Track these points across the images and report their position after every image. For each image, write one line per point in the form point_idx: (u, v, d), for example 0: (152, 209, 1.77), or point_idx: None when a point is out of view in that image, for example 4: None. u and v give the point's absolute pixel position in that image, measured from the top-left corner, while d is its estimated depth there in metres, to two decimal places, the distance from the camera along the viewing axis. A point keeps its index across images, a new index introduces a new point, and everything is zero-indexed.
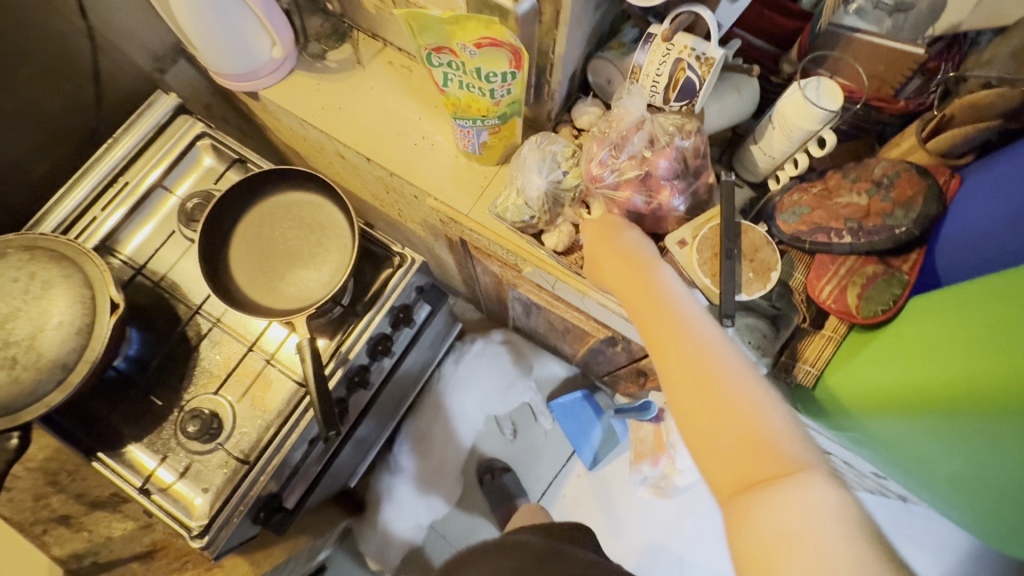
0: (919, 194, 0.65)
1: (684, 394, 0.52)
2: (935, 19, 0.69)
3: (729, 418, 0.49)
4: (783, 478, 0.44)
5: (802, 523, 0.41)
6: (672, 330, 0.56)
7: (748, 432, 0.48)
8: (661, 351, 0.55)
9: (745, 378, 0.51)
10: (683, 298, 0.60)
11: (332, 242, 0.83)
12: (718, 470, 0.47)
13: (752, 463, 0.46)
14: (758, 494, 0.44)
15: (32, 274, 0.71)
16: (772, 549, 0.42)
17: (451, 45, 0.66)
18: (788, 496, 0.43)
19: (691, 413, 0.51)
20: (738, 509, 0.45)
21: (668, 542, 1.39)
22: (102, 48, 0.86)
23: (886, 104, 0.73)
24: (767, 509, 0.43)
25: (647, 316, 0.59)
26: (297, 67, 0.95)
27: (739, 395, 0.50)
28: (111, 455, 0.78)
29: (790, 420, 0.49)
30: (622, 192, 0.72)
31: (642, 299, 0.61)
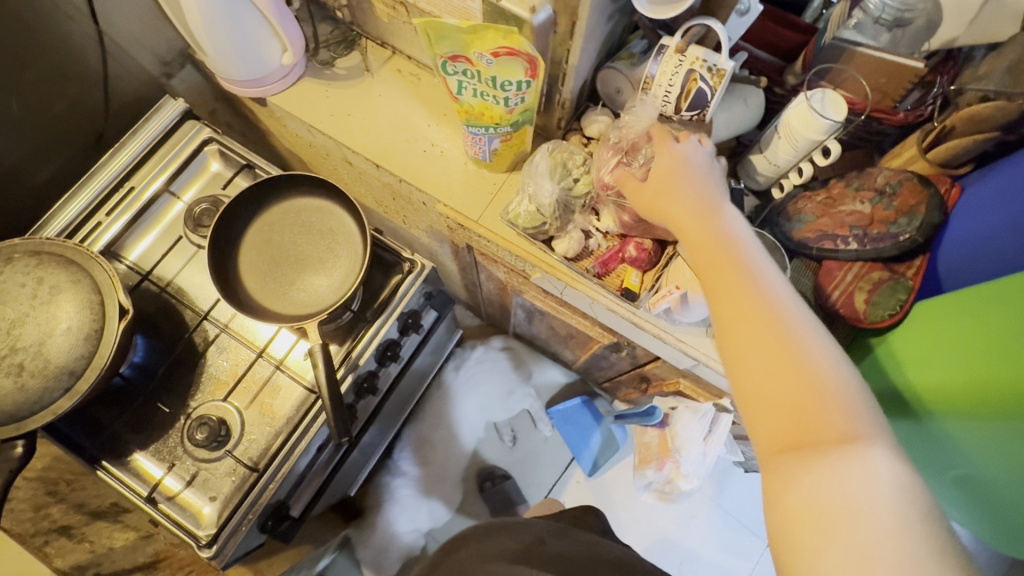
0: (922, 203, 0.67)
1: (741, 343, 0.50)
2: (932, 33, 0.71)
3: (792, 380, 0.46)
4: (835, 443, 0.43)
5: (848, 498, 0.41)
6: (734, 274, 0.53)
7: (809, 397, 0.45)
8: (724, 304, 0.52)
9: (810, 330, 0.49)
10: (748, 241, 0.57)
11: (343, 248, 0.83)
12: (765, 429, 0.46)
13: (806, 429, 0.44)
14: (807, 459, 0.43)
15: (39, 279, 0.70)
16: (817, 516, 0.41)
17: (467, 54, 0.67)
18: (841, 464, 0.42)
19: (745, 363, 0.49)
20: (782, 472, 0.44)
21: (675, 537, 1.40)
22: (111, 52, 0.86)
23: (886, 116, 0.75)
24: (817, 476, 0.42)
25: (708, 257, 0.56)
26: (306, 74, 0.96)
27: (805, 358, 0.47)
28: (116, 463, 0.77)
29: (852, 377, 0.47)
30: None
31: (704, 240, 0.58)
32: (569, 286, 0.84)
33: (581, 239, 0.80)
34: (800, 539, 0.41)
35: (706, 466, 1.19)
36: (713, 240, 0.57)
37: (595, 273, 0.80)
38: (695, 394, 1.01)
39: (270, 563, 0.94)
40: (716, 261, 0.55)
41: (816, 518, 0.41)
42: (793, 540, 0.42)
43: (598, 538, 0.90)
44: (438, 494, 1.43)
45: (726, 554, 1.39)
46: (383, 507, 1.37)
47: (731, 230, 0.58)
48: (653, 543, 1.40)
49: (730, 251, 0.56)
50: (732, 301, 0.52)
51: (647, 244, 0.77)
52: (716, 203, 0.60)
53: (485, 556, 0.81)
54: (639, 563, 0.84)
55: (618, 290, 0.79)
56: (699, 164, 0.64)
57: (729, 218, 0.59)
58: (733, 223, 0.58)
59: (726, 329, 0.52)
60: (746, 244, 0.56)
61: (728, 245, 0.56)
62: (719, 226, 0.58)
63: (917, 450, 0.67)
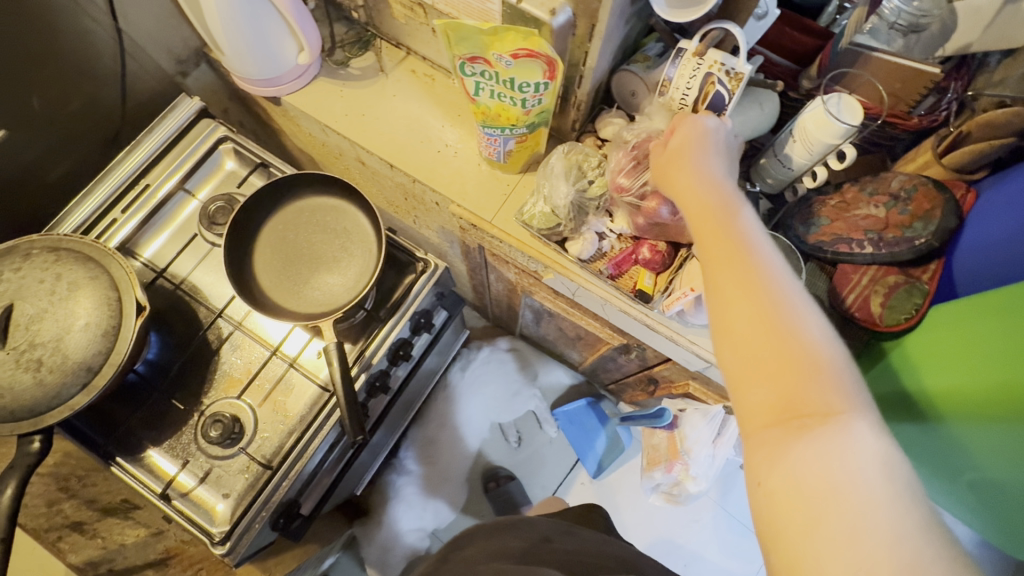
0: (937, 207, 0.67)
1: (731, 314, 0.48)
2: (946, 39, 0.71)
3: (782, 354, 0.44)
4: (821, 421, 0.41)
5: (839, 481, 0.39)
6: (727, 245, 0.51)
7: (800, 372, 0.43)
8: (716, 274, 0.50)
9: (801, 302, 0.47)
10: (747, 214, 0.54)
11: (358, 247, 0.84)
12: (753, 404, 0.44)
13: (795, 406, 0.43)
14: (790, 435, 0.42)
15: (58, 275, 0.70)
16: (806, 499, 0.39)
17: (486, 55, 0.67)
18: (825, 442, 0.40)
19: (734, 336, 0.47)
20: (770, 449, 0.42)
21: (677, 538, 1.41)
22: (129, 51, 0.87)
23: (901, 121, 0.76)
24: (806, 456, 0.40)
25: (704, 225, 0.54)
26: (321, 74, 0.96)
27: (797, 332, 0.45)
28: (131, 460, 0.77)
29: (843, 352, 0.45)
30: (649, 203, 0.73)
31: (702, 210, 0.56)
32: (581, 287, 0.84)
33: (595, 241, 0.81)
34: (778, 518, 0.40)
35: (716, 467, 1.20)
36: (711, 210, 0.55)
37: (608, 274, 0.81)
38: (703, 396, 1.01)
39: (277, 561, 0.93)
40: (711, 231, 0.53)
41: (797, 498, 0.40)
42: (778, 522, 0.40)
43: (602, 534, 0.92)
44: (443, 494, 1.42)
45: (730, 558, 1.39)
46: (388, 505, 1.35)
47: (731, 201, 0.55)
48: (653, 546, 1.40)
49: (727, 220, 0.53)
50: (724, 271, 0.50)
51: (661, 247, 0.78)
52: (718, 176, 0.58)
53: (493, 553, 0.81)
54: (647, 565, 0.84)
55: (632, 292, 0.80)
56: (706, 139, 0.62)
57: (731, 189, 0.57)
58: (732, 195, 0.56)
59: (716, 300, 0.49)
60: (744, 214, 0.54)
61: (725, 214, 0.54)
62: (719, 197, 0.56)
63: (940, 449, 0.69)
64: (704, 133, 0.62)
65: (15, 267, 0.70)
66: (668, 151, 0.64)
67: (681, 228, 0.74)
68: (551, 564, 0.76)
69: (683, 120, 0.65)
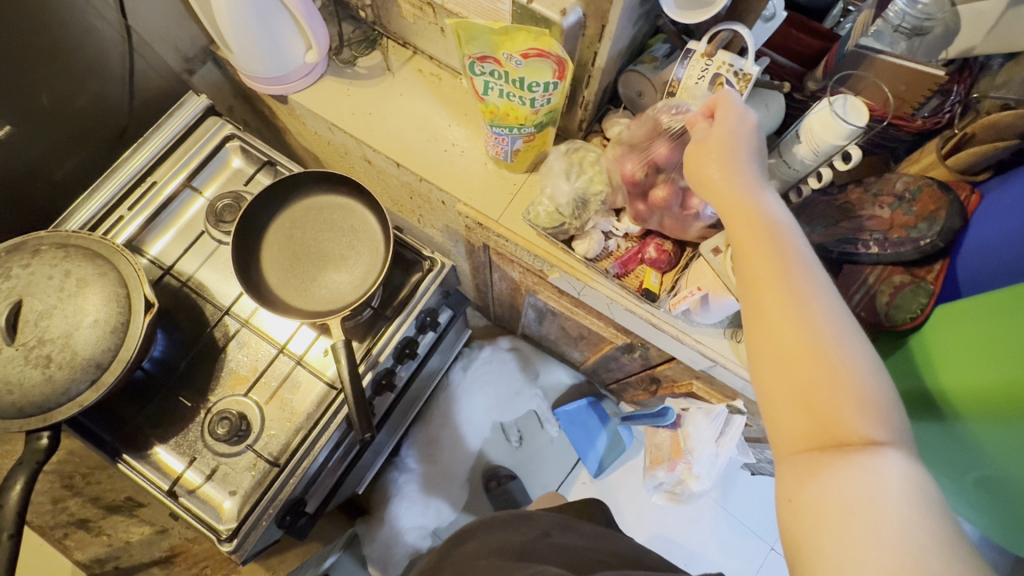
0: (942, 208, 0.68)
1: (769, 336, 0.47)
2: (946, 45, 0.72)
3: (820, 380, 0.44)
4: (855, 448, 0.42)
5: (867, 504, 0.39)
6: (768, 256, 0.50)
7: (837, 400, 0.43)
8: (754, 293, 0.49)
9: (841, 325, 0.46)
10: (786, 220, 0.52)
11: (364, 245, 0.84)
12: (786, 426, 0.45)
13: (830, 433, 0.43)
14: (828, 456, 0.42)
15: (67, 271, 0.70)
16: (831, 519, 0.40)
17: (496, 55, 0.68)
18: (861, 464, 0.41)
19: (771, 358, 0.47)
20: (800, 471, 0.43)
21: (676, 536, 1.41)
22: (136, 48, 0.87)
23: (905, 123, 0.76)
24: (837, 480, 0.41)
25: (744, 232, 0.52)
26: (328, 72, 0.96)
27: (836, 359, 0.45)
28: (137, 457, 0.78)
29: (882, 378, 0.45)
30: (659, 192, 0.73)
31: (741, 212, 0.53)
32: (587, 286, 0.85)
33: (602, 240, 0.81)
34: (809, 534, 0.41)
35: (718, 467, 1.20)
36: (751, 215, 0.52)
37: (614, 273, 0.81)
38: (707, 395, 1.01)
39: (281, 559, 0.93)
40: (754, 241, 0.51)
41: (830, 516, 0.40)
42: (802, 535, 0.41)
43: (604, 528, 0.92)
44: (444, 493, 1.42)
45: (729, 557, 1.39)
46: (390, 502, 1.35)
47: (771, 207, 0.53)
48: (651, 543, 1.40)
49: (768, 228, 0.51)
50: (765, 288, 0.49)
51: (667, 246, 0.79)
52: (755, 174, 0.55)
53: (496, 549, 0.81)
54: (651, 560, 0.84)
55: (638, 290, 0.80)
56: (742, 128, 0.57)
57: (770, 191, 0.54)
58: (770, 198, 0.54)
59: (755, 319, 0.49)
60: (784, 223, 0.52)
61: (766, 222, 0.51)
62: (759, 201, 0.53)
63: (936, 453, 0.68)
64: (741, 119, 0.57)
65: (23, 263, 0.70)
66: (699, 138, 0.59)
67: (685, 227, 0.74)
68: (555, 560, 0.77)
69: (721, 96, 0.60)
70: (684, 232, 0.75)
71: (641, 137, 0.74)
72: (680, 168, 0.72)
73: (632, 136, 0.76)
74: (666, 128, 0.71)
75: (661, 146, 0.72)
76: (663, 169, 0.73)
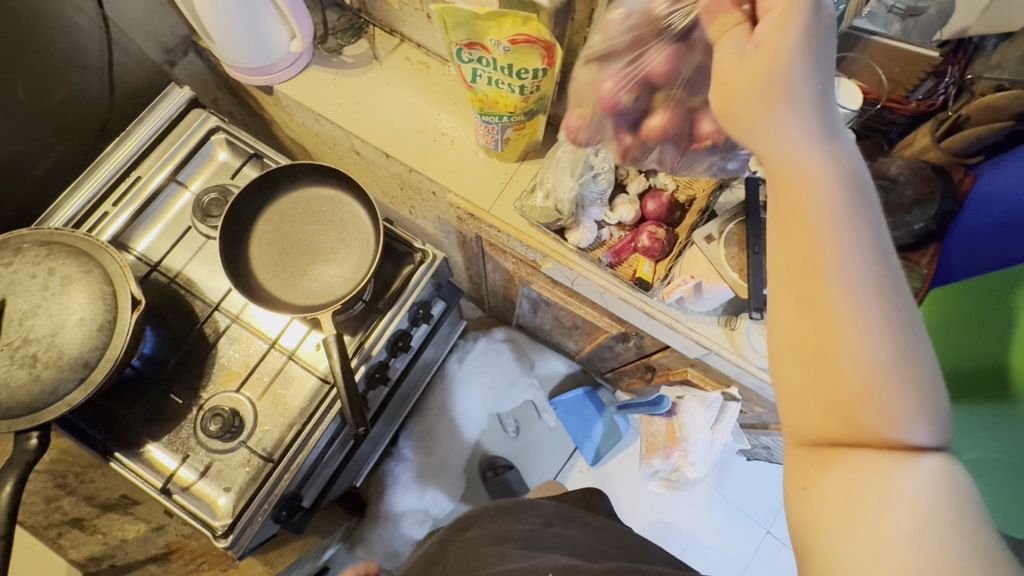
0: (936, 192, 0.67)
1: (800, 319, 0.40)
2: (943, 22, 0.71)
3: (855, 381, 0.38)
4: (881, 448, 0.38)
5: (893, 510, 0.36)
6: (825, 232, 0.40)
7: (873, 402, 0.38)
8: (794, 265, 0.41)
9: (893, 315, 0.39)
10: (842, 177, 0.42)
11: (355, 238, 0.83)
12: (803, 418, 0.41)
13: (856, 433, 0.39)
14: (852, 456, 0.38)
15: (50, 269, 0.69)
16: (851, 517, 0.37)
17: (484, 41, 0.66)
18: (890, 467, 0.37)
19: (800, 344, 0.40)
20: (814, 464, 0.40)
21: (674, 521, 1.42)
22: (115, 39, 0.85)
23: (898, 105, 0.76)
24: (860, 483, 0.37)
25: (798, 196, 0.42)
26: (314, 62, 0.95)
27: (878, 358, 0.38)
28: (130, 455, 0.77)
29: (930, 377, 0.39)
30: (657, 116, 0.65)
31: (793, 168, 0.42)
32: (582, 276, 0.84)
33: (595, 229, 0.81)
34: (818, 524, 0.38)
35: (713, 453, 1.20)
36: (810, 178, 0.42)
37: (608, 262, 0.81)
38: (702, 382, 1.02)
39: (278, 554, 0.93)
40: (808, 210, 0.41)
41: (845, 512, 0.37)
42: (810, 523, 0.39)
43: (601, 517, 0.92)
44: (441, 484, 1.42)
45: (725, 542, 1.41)
46: (386, 493, 1.35)
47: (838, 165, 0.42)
48: (648, 530, 1.41)
49: (829, 193, 0.41)
50: (804, 265, 0.41)
51: (660, 234, 0.78)
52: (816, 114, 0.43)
53: (498, 537, 0.81)
54: (648, 548, 0.85)
55: (631, 280, 0.80)
56: (814, 25, 0.42)
57: (841, 138, 0.43)
58: (834, 150, 0.42)
59: (789, 294, 0.41)
60: (842, 182, 0.41)
61: (828, 186, 0.41)
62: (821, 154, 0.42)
63: None
64: (816, 11, 0.42)
65: (6, 262, 0.69)
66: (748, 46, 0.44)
67: (690, 163, 0.68)
68: (555, 547, 0.77)
69: None
70: (690, 170, 0.70)
71: (624, 49, 0.63)
72: (683, 87, 0.63)
73: (608, 45, 0.64)
74: (665, 27, 0.60)
75: (659, 59, 0.60)
76: (660, 90, 0.64)
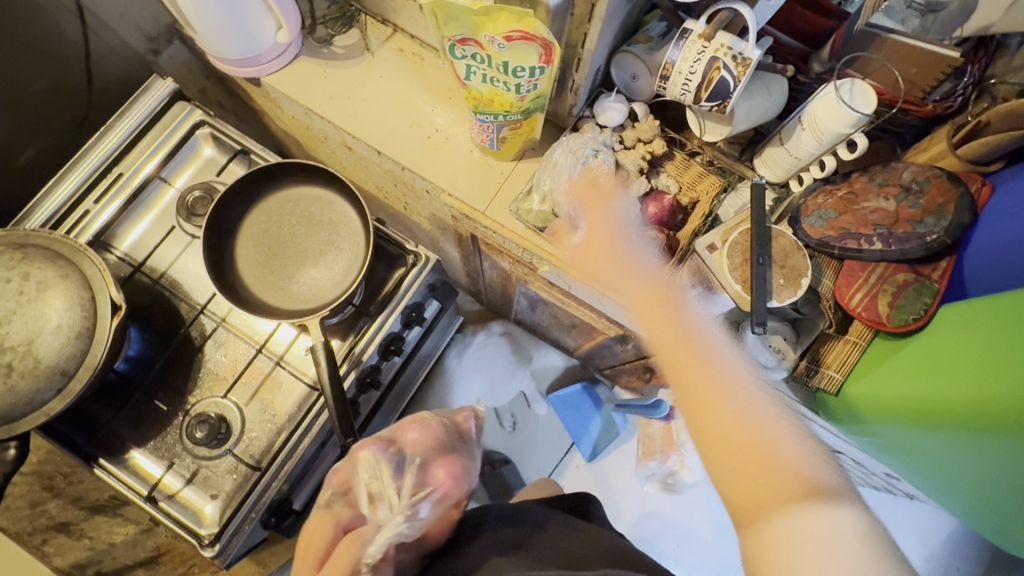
0: (950, 202, 0.65)
1: (693, 399, 0.60)
2: (966, 18, 0.67)
3: (755, 449, 0.55)
4: (799, 497, 0.50)
5: (814, 534, 0.48)
6: (723, 366, 0.63)
7: (755, 436, 0.55)
8: (684, 373, 0.63)
9: (748, 388, 0.60)
10: (714, 340, 0.67)
11: (345, 239, 0.80)
12: (738, 483, 0.53)
13: (770, 473, 0.52)
14: (780, 503, 0.50)
15: (25, 274, 0.67)
16: (783, 548, 0.48)
17: (478, 37, 0.62)
18: (813, 510, 0.49)
19: (701, 413, 0.59)
20: (755, 520, 0.51)
21: (666, 510, 1.35)
22: (93, 27, 0.81)
23: (915, 108, 0.70)
24: (789, 525, 0.49)
25: (700, 419, 0.59)
26: (302, 52, 0.91)
27: (759, 418, 0.57)
28: (114, 462, 0.76)
29: (788, 425, 0.57)
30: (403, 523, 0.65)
31: (709, 359, 0.63)
32: (578, 282, 0.81)
33: None
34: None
35: None
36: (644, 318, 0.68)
37: None
38: None
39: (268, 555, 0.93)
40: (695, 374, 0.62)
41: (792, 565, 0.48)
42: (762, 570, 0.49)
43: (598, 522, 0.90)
44: None
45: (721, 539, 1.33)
46: None
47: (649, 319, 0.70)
48: (639, 524, 1.35)
49: (731, 378, 0.61)
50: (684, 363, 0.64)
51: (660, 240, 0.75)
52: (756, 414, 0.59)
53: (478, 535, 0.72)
54: None
55: None
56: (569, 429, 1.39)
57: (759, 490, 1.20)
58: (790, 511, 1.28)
59: (689, 390, 0.62)
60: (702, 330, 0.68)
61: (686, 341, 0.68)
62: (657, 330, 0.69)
63: (936, 463, 0.65)
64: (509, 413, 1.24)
65: None
66: None
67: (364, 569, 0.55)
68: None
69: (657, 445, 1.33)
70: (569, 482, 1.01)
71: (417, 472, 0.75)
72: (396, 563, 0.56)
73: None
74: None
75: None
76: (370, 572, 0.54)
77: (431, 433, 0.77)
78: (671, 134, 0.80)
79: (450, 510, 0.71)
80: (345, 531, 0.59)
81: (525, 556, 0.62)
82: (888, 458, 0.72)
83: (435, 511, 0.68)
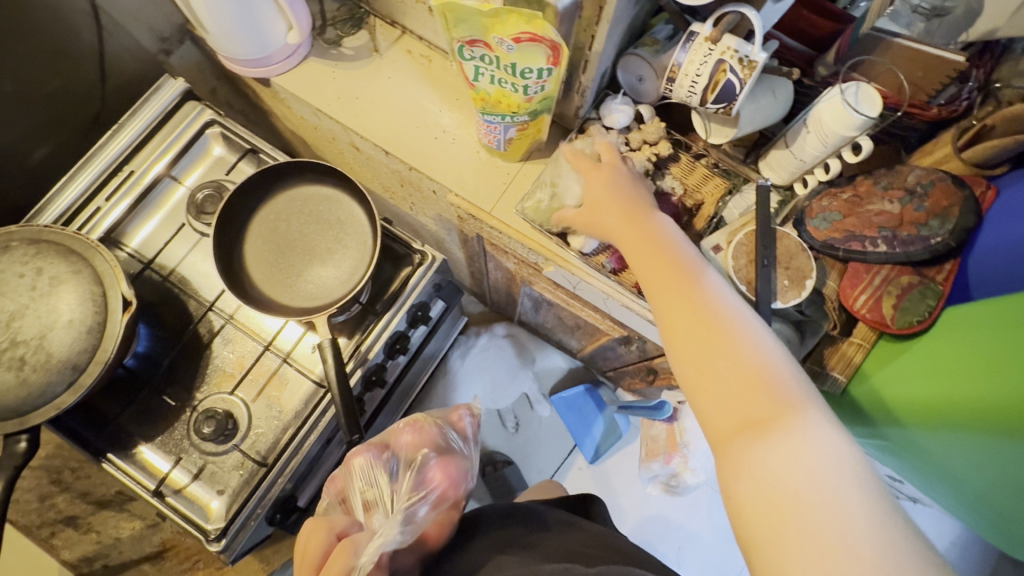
0: (955, 205, 0.65)
1: (683, 350, 0.54)
2: (970, 23, 0.67)
3: (744, 381, 0.49)
4: (776, 423, 0.46)
5: (792, 470, 0.43)
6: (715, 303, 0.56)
7: (755, 372, 0.50)
8: (676, 319, 0.56)
9: (746, 327, 0.53)
10: (712, 278, 0.59)
11: (352, 237, 0.81)
12: (717, 419, 0.49)
13: (753, 402, 0.48)
14: (759, 441, 0.46)
15: (39, 269, 0.68)
16: (765, 493, 0.43)
17: (487, 39, 0.63)
18: (790, 439, 0.45)
19: (689, 357, 0.54)
20: (735, 454, 0.46)
21: (669, 513, 1.35)
22: (107, 28, 0.82)
23: (919, 111, 0.71)
24: (765, 462, 0.44)
25: (687, 356, 0.54)
26: (312, 53, 0.92)
27: (754, 354, 0.51)
28: (122, 456, 0.76)
29: (784, 362, 0.51)
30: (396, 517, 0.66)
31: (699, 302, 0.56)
32: (583, 282, 0.81)
33: None
34: (758, 510, 0.43)
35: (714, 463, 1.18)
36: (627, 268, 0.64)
37: (611, 268, 0.78)
38: None
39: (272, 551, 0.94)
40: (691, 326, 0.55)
41: (755, 514, 0.43)
42: (741, 519, 0.44)
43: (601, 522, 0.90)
44: None
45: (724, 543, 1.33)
46: None
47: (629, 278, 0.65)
48: (642, 525, 1.34)
49: (720, 313, 0.55)
50: (676, 304, 0.57)
51: None
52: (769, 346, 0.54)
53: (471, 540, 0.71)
54: None
55: (635, 288, 0.77)
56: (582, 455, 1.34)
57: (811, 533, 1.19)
58: None
59: (674, 327, 0.56)
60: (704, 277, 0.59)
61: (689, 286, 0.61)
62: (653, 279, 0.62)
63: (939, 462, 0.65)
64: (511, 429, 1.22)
65: None
66: None
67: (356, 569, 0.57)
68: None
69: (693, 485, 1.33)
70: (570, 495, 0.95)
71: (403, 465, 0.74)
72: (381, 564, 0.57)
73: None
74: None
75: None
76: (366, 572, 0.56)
77: (425, 435, 0.76)
78: (676, 136, 0.81)
79: (449, 510, 0.71)
80: (339, 537, 0.62)
81: (530, 554, 0.62)
82: (892, 458, 0.72)
83: (433, 513, 0.68)
